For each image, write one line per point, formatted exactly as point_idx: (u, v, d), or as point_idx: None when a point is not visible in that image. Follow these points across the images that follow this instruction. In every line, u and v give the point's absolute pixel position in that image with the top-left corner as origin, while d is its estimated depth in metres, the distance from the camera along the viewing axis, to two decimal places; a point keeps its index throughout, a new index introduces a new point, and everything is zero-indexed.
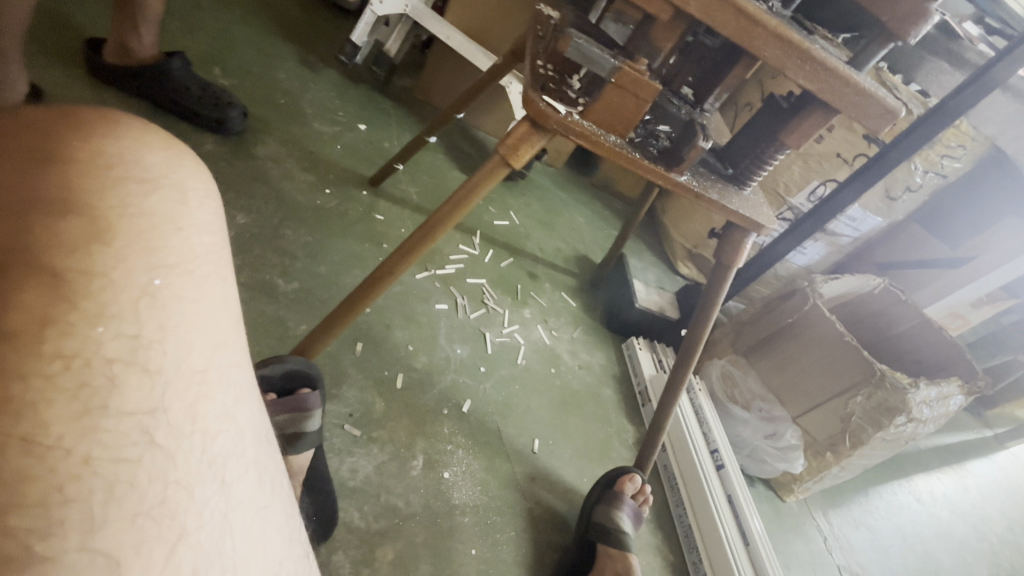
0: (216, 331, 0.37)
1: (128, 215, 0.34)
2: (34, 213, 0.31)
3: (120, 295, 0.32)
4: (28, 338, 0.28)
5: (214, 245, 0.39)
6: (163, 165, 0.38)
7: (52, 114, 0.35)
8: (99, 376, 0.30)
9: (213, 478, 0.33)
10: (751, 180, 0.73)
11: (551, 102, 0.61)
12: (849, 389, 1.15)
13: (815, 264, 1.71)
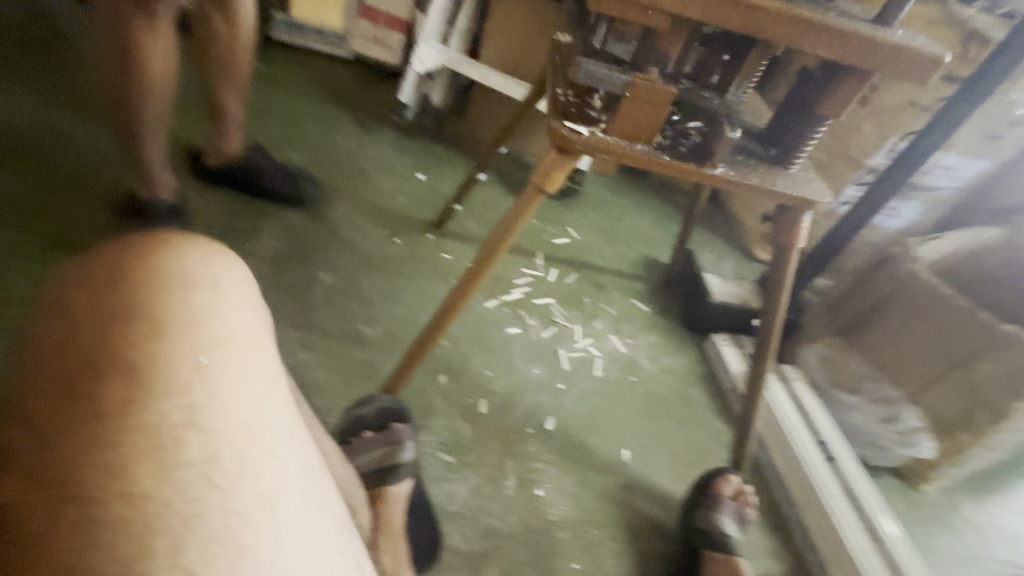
0: (256, 389, 0.45)
1: (179, 309, 0.43)
2: (111, 323, 0.41)
3: (176, 370, 0.40)
4: (113, 417, 0.37)
5: (248, 320, 0.48)
6: (201, 267, 0.47)
7: (118, 249, 0.46)
8: (166, 437, 0.38)
9: (269, 507, 0.40)
10: (797, 157, 0.70)
11: (573, 127, 0.64)
12: (970, 357, 1.03)
13: (913, 225, 1.55)
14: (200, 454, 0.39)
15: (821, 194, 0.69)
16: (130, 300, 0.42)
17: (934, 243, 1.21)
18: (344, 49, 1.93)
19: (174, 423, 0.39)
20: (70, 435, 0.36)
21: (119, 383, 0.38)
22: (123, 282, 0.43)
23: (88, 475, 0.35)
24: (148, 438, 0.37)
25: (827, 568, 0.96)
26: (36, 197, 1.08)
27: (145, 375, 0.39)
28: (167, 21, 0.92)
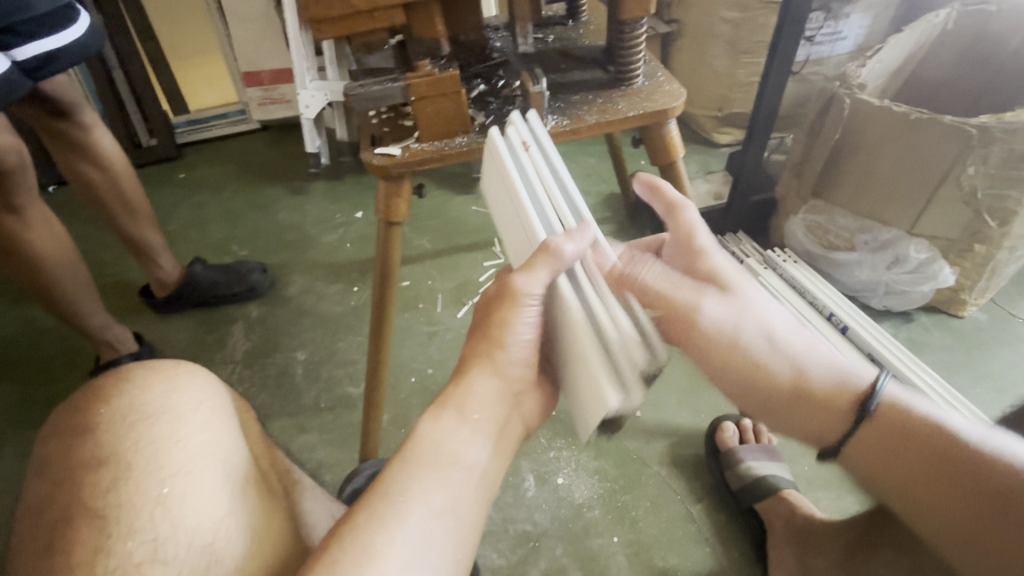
0: (203, 482, 0.51)
1: (133, 453, 0.52)
2: (99, 443, 0.53)
3: (139, 499, 0.49)
4: (96, 521, 0.48)
5: (206, 435, 0.55)
6: (157, 401, 0.57)
7: (93, 398, 0.57)
8: (113, 540, 0.47)
9: (207, 556, 0.46)
10: (634, 67, 0.64)
11: (385, 150, 0.59)
12: (951, 167, 0.92)
13: (868, 38, 1.34)
14: (158, 525, 0.48)
15: (674, 96, 0.62)
16: (106, 454, 0.52)
17: (877, 58, 1.05)
18: (250, 122, 1.89)
19: (142, 505, 0.49)
20: (72, 526, 0.48)
21: (104, 482, 0.51)
22: (101, 404, 0.56)
23: (82, 552, 0.46)
24: (120, 521, 0.48)
25: None
26: (28, 395, 1.16)
27: (119, 476, 0.51)
28: (33, 205, 0.93)
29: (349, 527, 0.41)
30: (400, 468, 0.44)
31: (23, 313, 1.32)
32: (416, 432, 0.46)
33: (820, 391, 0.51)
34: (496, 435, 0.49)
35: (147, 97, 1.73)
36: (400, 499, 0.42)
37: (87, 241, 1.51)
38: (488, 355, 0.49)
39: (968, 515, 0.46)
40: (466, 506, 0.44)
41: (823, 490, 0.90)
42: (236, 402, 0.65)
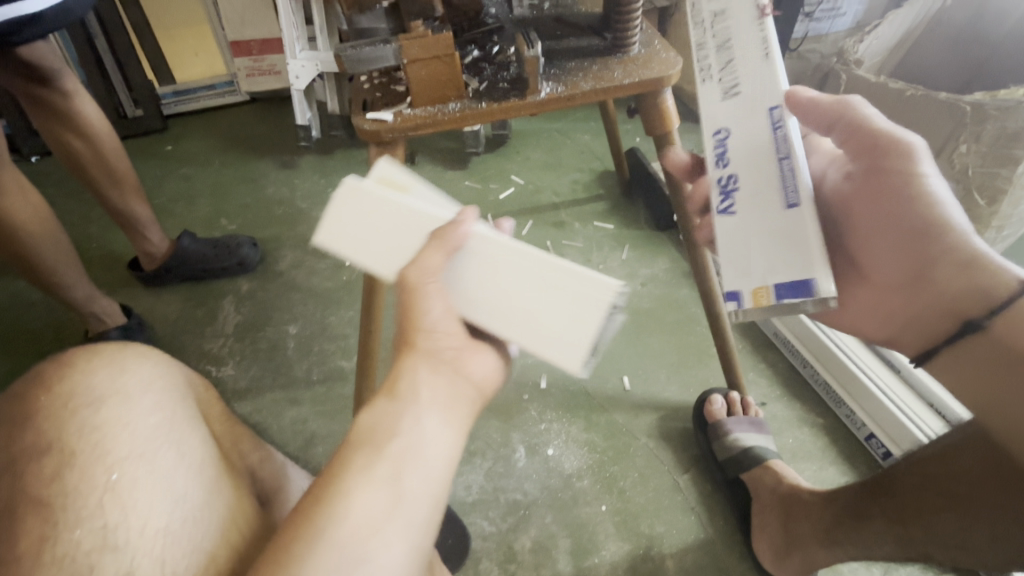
0: (159, 468, 0.47)
1: (78, 438, 0.47)
2: (39, 430, 0.48)
3: (86, 488, 0.45)
4: (39, 514, 0.43)
5: (159, 417, 0.51)
6: (104, 382, 0.52)
7: (33, 383, 0.52)
8: (59, 532, 0.43)
9: (164, 540, 0.43)
10: (631, 35, 0.63)
11: (376, 115, 0.58)
12: (944, 143, 0.91)
13: (867, 17, 1.32)
14: (109, 513, 0.44)
15: (669, 64, 0.61)
16: (46, 439, 0.47)
17: (874, 35, 1.05)
18: (238, 93, 1.85)
19: (89, 492, 0.45)
20: (16, 516, 0.44)
21: (48, 469, 0.46)
22: (43, 390, 0.51)
23: (27, 543, 0.42)
24: (69, 510, 0.44)
25: (856, 416, 0.94)
26: (17, 367, 1.15)
27: (64, 465, 0.46)
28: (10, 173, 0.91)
29: (300, 509, 0.41)
30: (345, 453, 0.44)
31: (8, 285, 1.30)
32: (357, 422, 0.45)
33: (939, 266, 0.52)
34: (441, 403, 0.47)
35: (131, 66, 1.68)
36: (344, 477, 0.42)
37: (73, 212, 1.49)
38: (417, 343, 0.48)
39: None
40: (419, 473, 0.43)
41: (806, 460, 0.92)
42: (198, 387, 0.62)
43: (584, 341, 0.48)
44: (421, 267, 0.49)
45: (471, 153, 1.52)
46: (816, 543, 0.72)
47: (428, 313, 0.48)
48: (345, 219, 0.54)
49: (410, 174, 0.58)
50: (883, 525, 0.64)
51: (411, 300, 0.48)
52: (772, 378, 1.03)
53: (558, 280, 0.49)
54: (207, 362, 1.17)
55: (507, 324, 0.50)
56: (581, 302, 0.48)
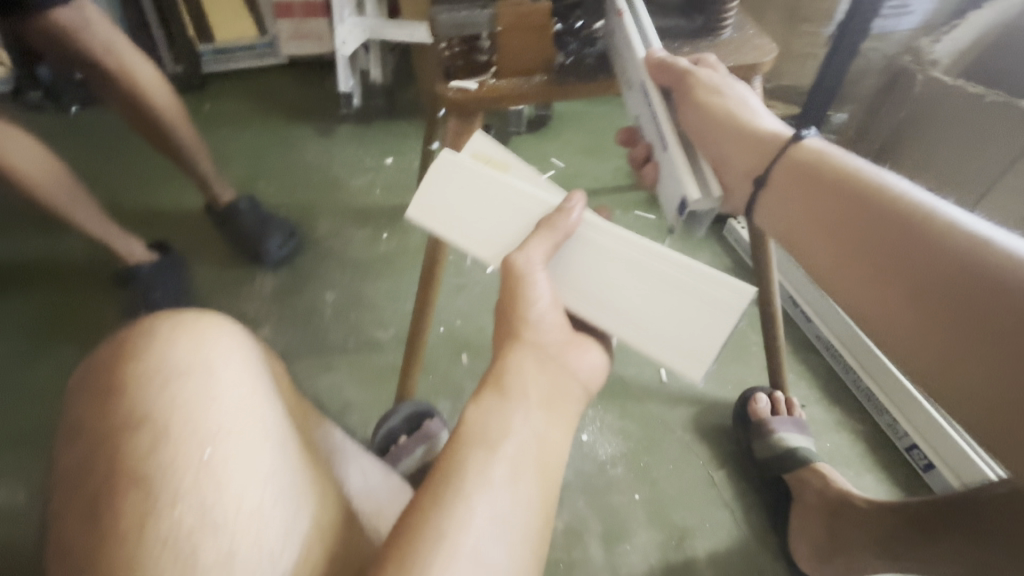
0: (249, 448, 0.46)
1: (169, 414, 0.47)
2: (129, 403, 0.47)
3: (181, 466, 0.45)
4: (139, 487, 0.44)
5: (245, 394, 0.49)
6: (188, 353, 0.50)
7: (116, 351, 0.51)
8: (160, 508, 0.43)
9: (259, 521, 0.44)
10: (724, 19, 0.62)
11: (460, 83, 0.57)
12: (1019, 155, 0.88)
13: (934, 17, 1.23)
14: (205, 491, 0.44)
15: (764, 51, 0.60)
16: (137, 413, 0.47)
17: (952, 35, 1.00)
18: (278, 56, 1.83)
19: (185, 470, 0.44)
20: (114, 490, 0.44)
21: (142, 444, 0.45)
22: (125, 359, 0.50)
23: (129, 518, 0.43)
24: (166, 488, 0.44)
25: (899, 426, 0.92)
26: (58, 316, 1.17)
27: (157, 439, 0.46)
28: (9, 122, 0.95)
29: (417, 513, 0.39)
30: (457, 451, 0.41)
31: (47, 232, 1.30)
32: (463, 420, 0.43)
33: (812, 164, 0.48)
34: (550, 399, 0.45)
35: (173, 21, 1.66)
36: (461, 481, 0.39)
37: (113, 166, 1.49)
38: (521, 332, 0.47)
39: (959, 328, 0.39)
40: (535, 475, 0.42)
41: (843, 465, 0.92)
42: (267, 356, 0.60)
43: (709, 346, 0.48)
44: (528, 255, 0.51)
45: (511, 132, 1.49)
46: (868, 552, 0.72)
47: (534, 302, 0.49)
48: (438, 192, 0.57)
49: (504, 151, 0.60)
50: (960, 543, 0.63)
51: (517, 289, 0.49)
52: (813, 381, 1.02)
53: (680, 282, 0.50)
54: (243, 324, 1.18)
55: (616, 319, 0.51)
56: (710, 304, 0.49)
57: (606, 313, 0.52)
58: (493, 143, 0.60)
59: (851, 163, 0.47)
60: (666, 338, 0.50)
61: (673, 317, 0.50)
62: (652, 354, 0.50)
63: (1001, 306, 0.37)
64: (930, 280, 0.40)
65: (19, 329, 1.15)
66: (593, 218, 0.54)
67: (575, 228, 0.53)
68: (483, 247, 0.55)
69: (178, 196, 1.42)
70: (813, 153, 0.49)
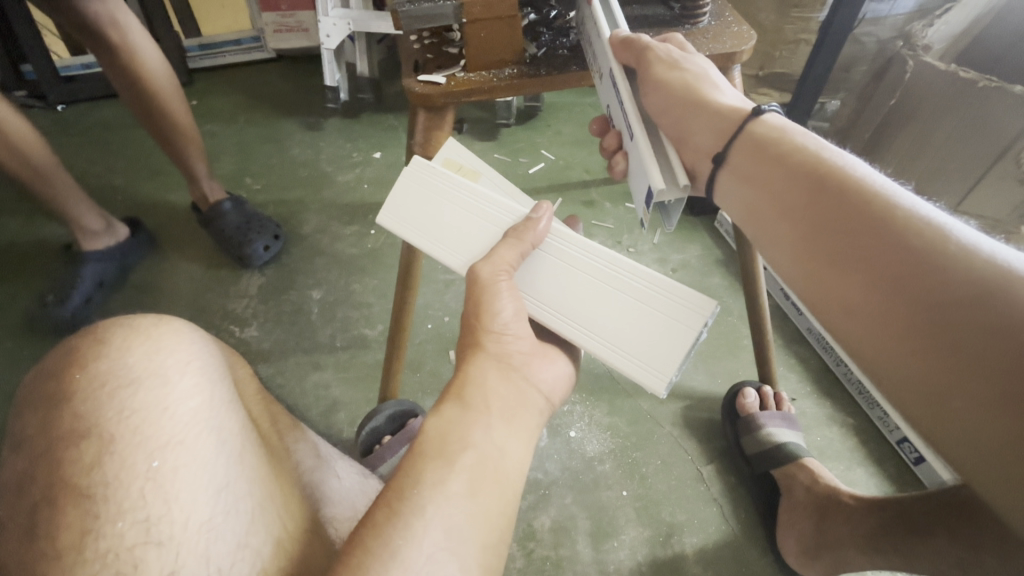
0: (200, 459, 0.46)
1: (117, 424, 0.46)
2: (76, 415, 0.46)
3: (126, 478, 0.43)
4: (81, 502, 0.42)
5: (200, 404, 0.49)
6: (141, 362, 0.50)
7: (66, 362, 0.50)
8: (101, 523, 0.42)
9: (209, 535, 0.43)
10: (702, 6, 0.60)
11: (429, 77, 0.56)
12: (1014, 140, 0.86)
13: None
14: (151, 504, 0.43)
15: (743, 39, 0.59)
16: (84, 424, 0.46)
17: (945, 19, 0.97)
18: (264, 50, 1.81)
19: (131, 482, 0.43)
20: (55, 505, 0.43)
21: (86, 455, 0.44)
22: (77, 368, 0.49)
23: (69, 534, 0.41)
24: (110, 501, 0.42)
25: (889, 419, 0.91)
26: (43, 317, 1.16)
27: (103, 450, 0.44)
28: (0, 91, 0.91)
29: (372, 525, 0.39)
30: (416, 463, 0.41)
31: (34, 232, 1.30)
32: (423, 431, 0.43)
33: (771, 138, 0.47)
34: (510, 413, 0.46)
35: (157, 16, 1.63)
36: (417, 494, 0.39)
37: (97, 164, 1.47)
38: (485, 345, 0.48)
39: (899, 305, 0.38)
40: (494, 487, 0.42)
41: (833, 459, 0.91)
42: (229, 361, 0.60)
43: (671, 361, 0.48)
44: (495, 263, 0.50)
45: (500, 125, 1.47)
46: (856, 548, 0.71)
47: (498, 312, 0.48)
48: (409, 200, 0.56)
49: (474, 159, 0.59)
50: (946, 544, 0.62)
51: (480, 299, 0.48)
52: (803, 374, 1.01)
53: (646, 296, 0.50)
54: (230, 322, 1.16)
55: (580, 328, 0.51)
56: (674, 320, 0.49)
57: (571, 323, 0.51)
58: (462, 150, 0.59)
59: (811, 141, 0.46)
60: (630, 351, 0.49)
61: (638, 330, 0.50)
62: (615, 365, 0.50)
63: (945, 286, 0.36)
64: (879, 259, 0.39)
65: (4, 331, 1.14)
66: (561, 228, 0.54)
67: (545, 235, 0.53)
68: (457, 252, 0.54)
69: (164, 194, 1.41)
70: (774, 127, 0.48)
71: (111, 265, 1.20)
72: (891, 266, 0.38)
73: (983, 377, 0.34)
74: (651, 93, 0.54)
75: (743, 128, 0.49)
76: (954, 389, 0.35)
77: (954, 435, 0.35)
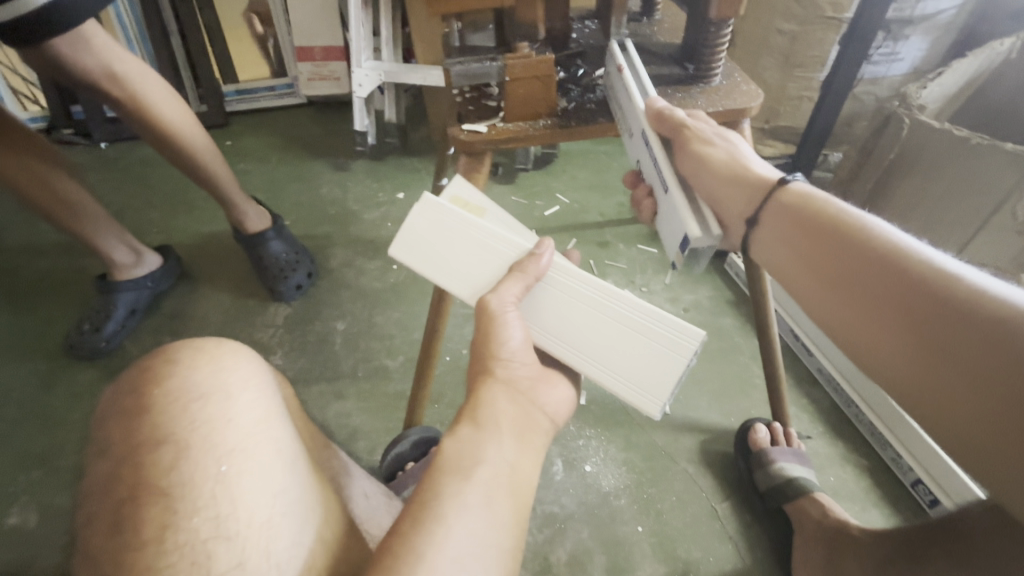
0: (263, 467, 0.49)
1: (189, 432, 0.50)
2: (152, 423, 0.50)
3: (199, 481, 0.47)
4: (160, 502, 0.46)
5: (261, 416, 0.53)
6: (207, 378, 0.54)
7: (141, 376, 0.54)
8: (178, 519, 0.45)
9: (268, 534, 0.46)
10: (713, 68, 0.67)
11: (471, 126, 0.62)
12: (1010, 193, 0.90)
13: (922, 63, 1.28)
14: (220, 503, 0.46)
15: (751, 97, 0.65)
16: (159, 431, 0.49)
17: (939, 81, 1.05)
18: (297, 96, 1.93)
19: (202, 483, 0.47)
20: (138, 503, 0.46)
21: (164, 459, 0.48)
22: (154, 382, 0.53)
23: (150, 528, 0.45)
24: (185, 500, 0.46)
25: (903, 461, 0.92)
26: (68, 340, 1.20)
27: (180, 454, 0.48)
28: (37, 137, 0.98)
29: (399, 533, 0.41)
30: (434, 478, 0.44)
31: (73, 262, 1.37)
32: (439, 449, 0.46)
33: (796, 205, 0.54)
34: (519, 430, 0.49)
35: (201, 64, 1.76)
36: (437, 504, 0.42)
37: (137, 198, 1.56)
38: (494, 370, 0.51)
39: (927, 355, 0.44)
40: (505, 499, 0.44)
41: (848, 499, 0.92)
42: (277, 383, 0.63)
43: (664, 388, 0.52)
44: (502, 295, 0.54)
45: (518, 169, 1.55)
46: None
47: (506, 340, 0.52)
48: (421, 240, 0.60)
49: (480, 195, 0.63)
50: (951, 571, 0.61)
51: (490, 326, 0.52)
52: (815, 414, 1.02)
53: (642, 327, 0.54)
54: (255, 350, 1.20)
55: (586, 357, 0.55)
56: (667, 348, 0.53)
57: (575, 354, 0.55)
58: (471, 187, 0.63)
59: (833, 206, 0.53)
60: (629, 378, 0.53)
61: (634, 359, 0.54)
62: (616, 391, 0.54)
63: (966, 333, 0.42)
64: (904, 310, 0.45)
65: (41, 356, 1.19)
66: (561, 263, 0.57)
67: (548, 271, 0.56)
68: (469, 286, 0.58)
69: (198, 227, 1.48)
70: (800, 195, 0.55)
71: (143, 293, 1.24)
72: (914, 320, 0.45)
73: (1008, 413, 0.39)
74: (685, 163, 0.59)
75: (772, 197, 0.55)
76: (983, 425, 0.40)
77: (987, 469, 0.41)
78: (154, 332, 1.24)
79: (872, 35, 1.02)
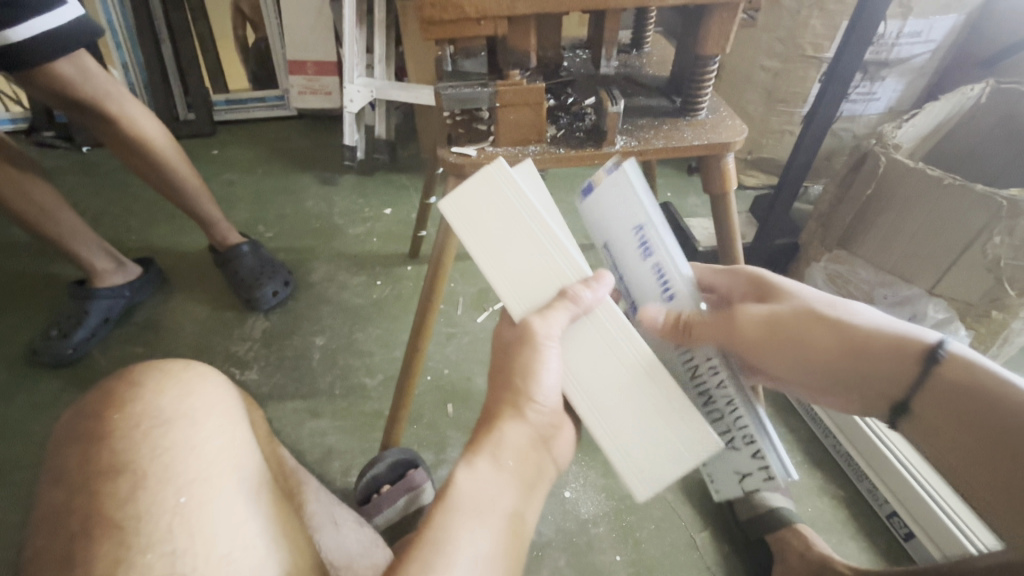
0: (223, 497, 0.47)
1: (149, 461, 0.48)
2: (110, 455, 0.48)
3: (157, 514, 0.45)
4: (114, 536, 0.44)
5: (225, 444, 0.52)
6: (171, 406, 0.53)
7: (100, 404, 0.53)
8: (131, 556, 0.43)
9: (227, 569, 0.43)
10: (699, 101, 0.69)
11: (460, 150, 0.63)
12: (977, 233, 0.94)
13: (897, 104, 1.33)
14: (177, 537, 0.44)
15: (736, 131, 0.67)
16: (118, 460, 0.48)
17: (912, 122, 1.08)
18: (287, 108, 1.92)
19: (160, 516, 0.45)
20: (90, 538, 0.44)
21: (121, 490, 0.46)
22: (114, 409, 0.52)
23: (101, 565, 0.42)
24: (141, 534, 0.44)
25: (879, 492, 0.93)
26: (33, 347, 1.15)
27: (136, 485, 0.46)
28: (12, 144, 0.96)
29: None
30: (440, 517, 0.40)
31: (45, 267, 1.33)
32: (452, 483, 0.42)
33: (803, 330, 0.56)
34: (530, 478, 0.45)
35: (191, 73, 1.75)
36: (449, 550, 0.38)
37: (117, 205, 1.53)
38: (520, 402, 0.46)
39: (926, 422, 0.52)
40: (514, 551, 0.41)
41: (826, 531, 0.92)
42: (247, 405, 0.61)
43: (660, 477, 0.48)
44: (547, 321, 0.47)
45: None
46: None
47: (542, 373, 0.46)
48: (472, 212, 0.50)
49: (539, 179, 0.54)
50: None
51: (527, 352, 0.46)
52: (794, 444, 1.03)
53: (670, 413, 0.48)
54: (231, 364, 1.17)
55: (596, 415, 0.49)
56: (682, 440, 0.47)
57: (589, 409, 0.49)
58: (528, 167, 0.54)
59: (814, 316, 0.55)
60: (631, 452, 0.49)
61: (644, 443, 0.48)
62: (609, 457, 0.49)
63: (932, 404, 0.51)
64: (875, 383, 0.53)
65: (4, 364, 1.14)
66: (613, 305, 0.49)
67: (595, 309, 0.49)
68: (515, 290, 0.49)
69: (178, 236, 1.45)
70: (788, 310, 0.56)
71: (119, 302, 1.21)
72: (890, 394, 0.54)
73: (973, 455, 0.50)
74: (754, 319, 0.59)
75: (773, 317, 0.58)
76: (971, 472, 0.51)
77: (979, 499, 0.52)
78: (126, 342, 1.20)
79: (850, 77, 1.06)
